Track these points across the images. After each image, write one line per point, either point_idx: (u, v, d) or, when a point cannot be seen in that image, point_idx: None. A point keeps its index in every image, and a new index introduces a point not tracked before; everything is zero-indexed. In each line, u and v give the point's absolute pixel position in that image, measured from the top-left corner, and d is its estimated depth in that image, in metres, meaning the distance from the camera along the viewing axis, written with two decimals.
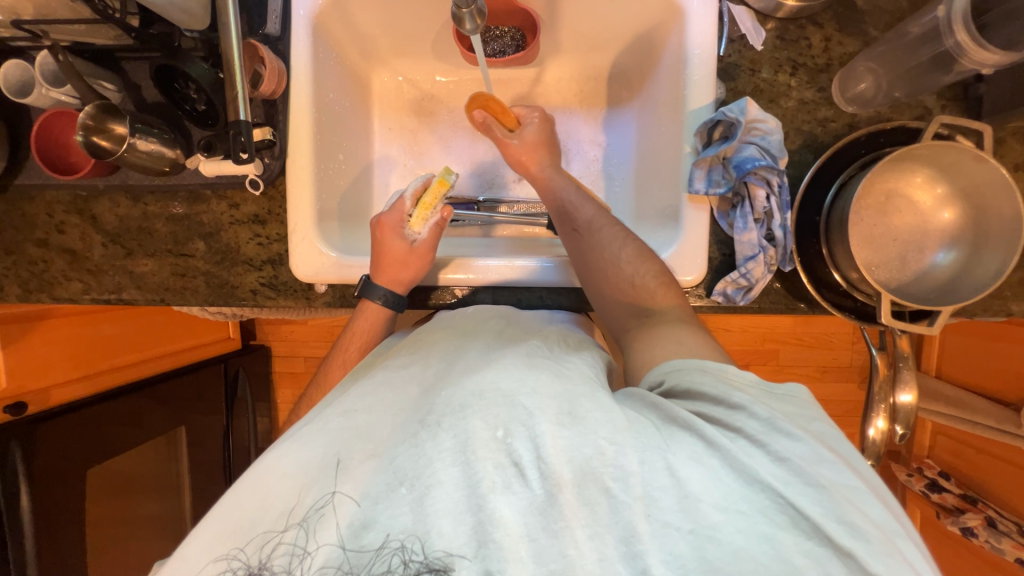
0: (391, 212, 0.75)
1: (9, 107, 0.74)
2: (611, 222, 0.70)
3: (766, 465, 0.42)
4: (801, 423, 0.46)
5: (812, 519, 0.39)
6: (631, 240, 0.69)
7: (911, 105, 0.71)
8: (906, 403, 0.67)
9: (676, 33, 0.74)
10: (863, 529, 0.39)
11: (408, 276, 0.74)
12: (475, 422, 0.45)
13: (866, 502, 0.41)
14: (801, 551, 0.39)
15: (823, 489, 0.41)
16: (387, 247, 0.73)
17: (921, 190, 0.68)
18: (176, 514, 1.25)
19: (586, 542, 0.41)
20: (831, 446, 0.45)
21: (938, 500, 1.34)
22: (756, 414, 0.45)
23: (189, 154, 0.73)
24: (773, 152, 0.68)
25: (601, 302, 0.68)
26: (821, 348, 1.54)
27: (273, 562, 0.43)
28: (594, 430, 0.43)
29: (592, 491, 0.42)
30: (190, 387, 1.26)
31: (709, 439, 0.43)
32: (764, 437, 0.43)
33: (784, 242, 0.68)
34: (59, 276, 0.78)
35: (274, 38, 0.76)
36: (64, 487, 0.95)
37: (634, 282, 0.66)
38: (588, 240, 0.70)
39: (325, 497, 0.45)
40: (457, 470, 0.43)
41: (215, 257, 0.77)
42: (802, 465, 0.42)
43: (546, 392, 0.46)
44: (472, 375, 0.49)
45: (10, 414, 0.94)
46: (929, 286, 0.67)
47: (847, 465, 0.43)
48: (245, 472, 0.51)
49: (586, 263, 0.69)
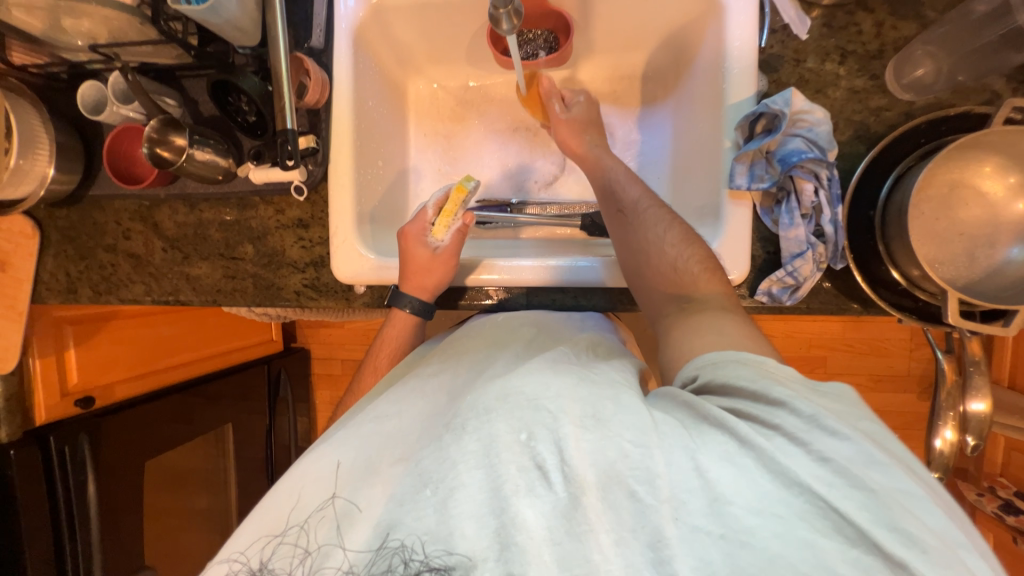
0: (415, 222, 0.77)
1: (85, 125, 0.81)
2: (656, 205, 0.68)
3: (807, 465, 0.39)
4: (848, 418, 0.42)
5: (859, 526, 0.37)
6: (677, 223, 0.66)
7: (976, 89, 0.66)
8: (979, 412, 0.62)
9: (715, 27, 0.72)
10: (921, 539, 0.36)
11: (432, 282, 0.74)
12: (499, 426, 0.44)
13: (928, 512, 0.37)
14: (845, 561, 0.36)
15: (872, 493, 0.38)
16: (411, 255, 0.74)
17: (991, 180, 0.63)
18: (221, 508, 1.31)
19: (612, 548, 0.40)
20: (884, 445, 0.41)
21: (1015, 524, 1.22)
22: (798, 410, 0.42)
23: (240, 162, 0.78)
24: (821, 144, 0.65)
25: (642, 286, 0.65)
26: (874, 355, 1.44)
27: (274, 564, 0.46)
28: (617, 432, 0.42)
29: (617, 495, 0.41)
30: (237, 386, 1.32)
31: (742, 437, 0.41)
32: (804, 434, 0.41)
33: (834, 238, 0.65)
34: (125, 279, 0.84)
35: (319, 51, 0.80)
36: (124, 478, 1.02)
37: (676, 266, 0.63)
38: (634, 220, 0.68)
39: (326, 501, 0.47)
40: (479, 473, 0.43)
41: (262, 259, 0.81)
42: (848, 466, 0.39)
43: (571, 396, 0.46)
44: (498, 380, 0.49)
45: (79, 407, 1.02)
46: (1002, 283, 0.62)
47: (904, 469, 0.39)
48: (283, 474, 0.53)
49: (627, 245, 0.67)
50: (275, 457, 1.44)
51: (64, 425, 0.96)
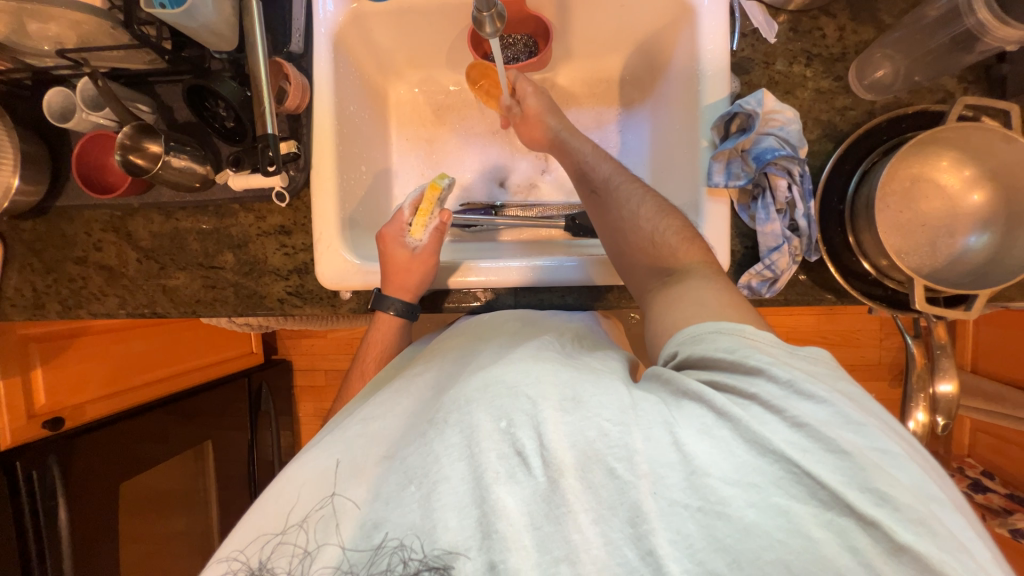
0: (392, 223, 0.77)
1: (51, 133, 0.79)
2: (628, 179, 0.70)
3: (782, 431, 0.41)
4: (828, 382, 0.44)
5: (831, 487, 0.38)
6: (650, 197, 0.68)
7: (932, 89, 0.71)
8: (946, 393, 0.65)
9: (688, 32, 0.74)
10: (892, 497, 0.38)
11: (413, 283, 0.74)
12: (480, 415, 0.45)
13: (900, 468, 0.39)
14: (817, 524, 0.38)
15: (846, 455, 0.39)
16: (391, 255, 0.75)
17: (948, 173, 0.67)
18: (202, 530, 1.26)
19: (591, 527, 0.40)
20: (861, 406, 0.43)
21: (983, 502, 1.29)
22: (775, 376, 0.44)
23: (218, 169, 0.77)
24: (792, 142, 0.68)
25: (625, 265, 0.67)
26: (848, 345, 1.50)
27: (274, 564, 0.44)
28: (596, 413, 0.43)
29: (596, 474, 0.41)
30: (216, 400, 1.28)
31: (720, 409, 0.43)
32: (781, 402, 0.42)
33: (808, 232, 0.68)
34: (96, 292, 0.81)
35: (297, 56, 0.79)
36: (97, 501, 0.97)
37: (654, 240, 0.64)
38: (605, 198, 0.70)
39: (325, 500, 0.46)
40: (462, 464, 0.43)
41: (243, 268, 0.80)
42: (822, 429, 0.40)
43: (549, 381, 0.47)
44: (481, 371, 0.50)
45: (47, 429, 0.97)
46: (963, 270, 0.66)
47: (879, 429, 0.41)
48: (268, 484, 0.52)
49: (607, 227, 0.69)
50: (257, 473, 1.40)
51: (31, 448, 0.91)
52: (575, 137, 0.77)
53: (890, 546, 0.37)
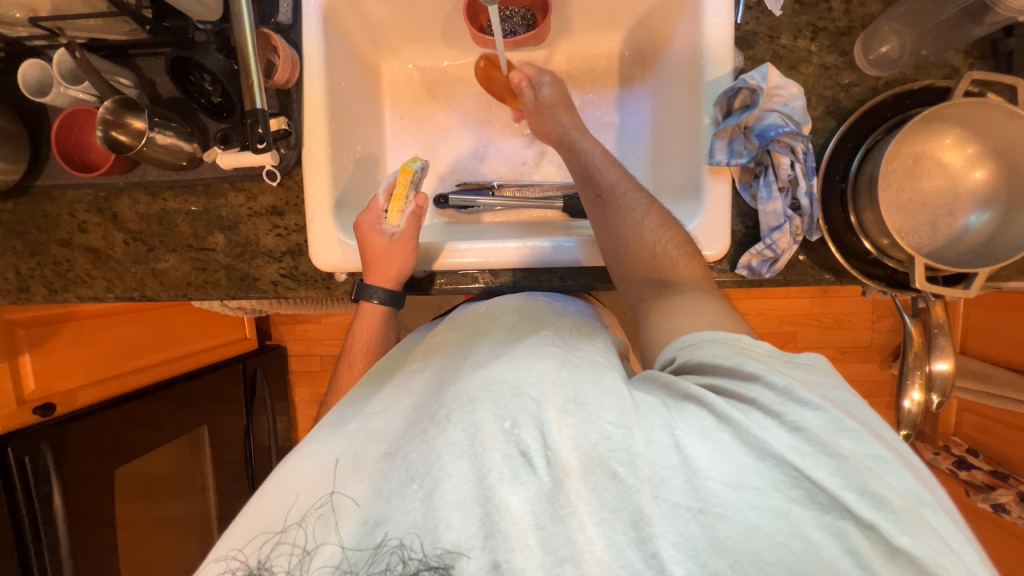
0: (367, 211, 0.74)
1: (28, 109, 0.75)
2: (635, 188, 0.69)
3: (780, 435, 0.41)
4: (820, 391, 0.45)
5: (830, 490, 0.38)
6: (655, 208, 0.67)
7: (937, 64, 0.70)
8: (943, 371, 0.65)
9: (691, 5, 0.72)
10: (888, 500, 0.38)
11: (394, 271, 0.73)
12: (483, 415, 0.46)
13: (893, 474, 0.39)
14: (818, 526, 0.38)
15: (844, 459, 0.39)
16: (369, 244, 0.72)
17: (951, 151, 0.67)
18: (201, 512, 1.27)
19: (594, 528, 0.40)
20: (851, 413, 0.43)
21: (967, 478, 1.33)
22: (771, 383, 0.44)
23: (205, 147, 0.74)
24: (796, 119, 0.67)
25: (620, 269, 0.66)
26: (840, 328, 1.51)
27: (273, 563, 0.44)
28: (599, 415, 0.44)
29: (598, 476, 0.42)
30: (209, 387, 1.26)
31: (719, 413, 0.43)
32: (779, 407, 0.42)
33: (810, 210, 0.68)
34: (83, 275, 0.79)
35: (286, 27, 0.76)
36: (92, 488, 0.96)
37: (654, 252, 0.64)
38: (612, 205, 0.68)
39: (325, 497, 0.46)
40: (464, 463, 0.44)
41: (235, 250, 0.78)
42: (820, 434, 0.40)
43: (553, 381, 0.47)
44: (482, 370, 0.51)
45: (38, 416, 0.95)
46: (963, 249, 0.66)
47: (873, 436, 0.41)
48: (267, 478, 0.51)
49: (608, 232, 0.67)
50: (254, 457, 1.39)
51: (24, 435, 0.90)
52: (585, 137, 0.75)
53: (886, 547, 0.37)
